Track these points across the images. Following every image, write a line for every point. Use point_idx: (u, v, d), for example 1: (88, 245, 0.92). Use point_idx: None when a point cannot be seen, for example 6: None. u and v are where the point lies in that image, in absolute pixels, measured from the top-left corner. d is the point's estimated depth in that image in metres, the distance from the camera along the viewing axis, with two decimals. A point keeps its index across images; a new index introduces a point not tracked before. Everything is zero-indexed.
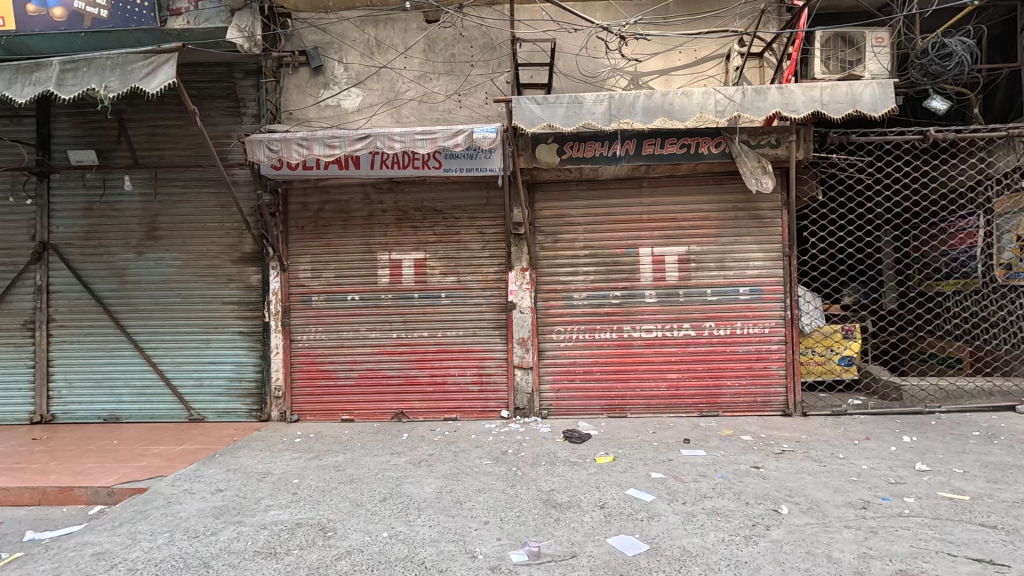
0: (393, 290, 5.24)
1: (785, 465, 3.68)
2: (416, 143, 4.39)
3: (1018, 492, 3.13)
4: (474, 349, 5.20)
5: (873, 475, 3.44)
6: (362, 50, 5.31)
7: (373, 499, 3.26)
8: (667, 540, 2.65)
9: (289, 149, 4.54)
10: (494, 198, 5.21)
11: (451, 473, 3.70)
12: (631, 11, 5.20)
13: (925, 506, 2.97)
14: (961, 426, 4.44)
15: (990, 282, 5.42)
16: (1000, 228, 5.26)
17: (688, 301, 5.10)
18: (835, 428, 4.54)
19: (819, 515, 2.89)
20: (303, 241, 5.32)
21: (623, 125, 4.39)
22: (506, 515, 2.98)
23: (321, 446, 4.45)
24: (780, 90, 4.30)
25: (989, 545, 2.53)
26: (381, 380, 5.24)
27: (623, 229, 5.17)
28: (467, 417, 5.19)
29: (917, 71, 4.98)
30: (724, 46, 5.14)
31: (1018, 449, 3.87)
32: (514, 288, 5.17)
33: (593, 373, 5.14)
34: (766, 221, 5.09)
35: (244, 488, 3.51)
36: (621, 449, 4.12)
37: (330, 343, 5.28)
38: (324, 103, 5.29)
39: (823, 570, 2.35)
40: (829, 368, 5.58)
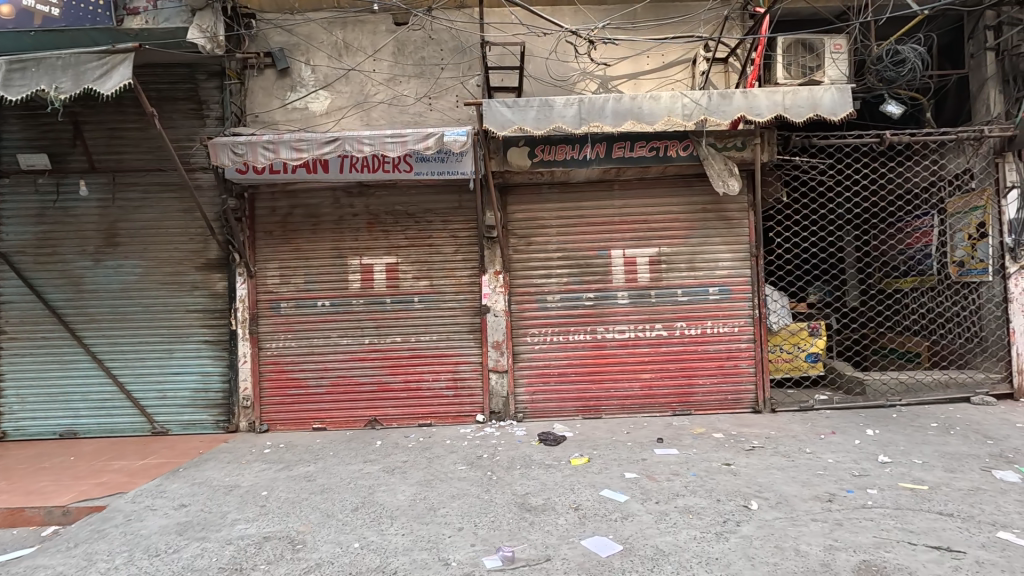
0: (364, 295, 5.17)
1: (755, 461, 3.75)
2: (385, 146, 4.34)
3: (974, 480, 3.26)
4: (448, 354, 5.16)
5: (838, 468, 3.54)
6: (330, 52, 5.24)
7: (345, 509, 3.20)
8: (640, 540, 2.66)
9: (254, 152, 4.43)
10: (466, 201, 5.19)
11: (426, 479, 3.65)
12: (599, 16, 5.27)
13: (887, 497, 3.06)
14: (920, 418, 4.61)
15: (945, 279, 5.63)
16: (952, 227, 5.53)
17: (660, 301, 5.16)
18: (802, 424, 4.65)
19: (787, 508, 2.95)
20: (271, 246, 5.20)
21: (593, 128, 4.43)
22: (480, 521, 2.95)
23: (291, 456, 4.35)
24: (744, 94, 4.41)
25: (947, 532, 2.63)
26: (353, 388, 5.15)
27: (595, 231, 5.21)
28: (442, 423, 5.15)
29: (873, 77, 5.18)
30: (690, 51, 5.25)
31: (973, 439, 4.04)
32: (487, 291, 5.15)
33: (568, 375, 5.16)
34: (733, 222, 5.21)
35: (209, 503, 3.39)
36: (596, 449, 4.14)
37: (300, 350, 5.17)
38: (292, 105, 5.19)
39: (792, 564, 2.39)
40: (796, 365, 5.73)
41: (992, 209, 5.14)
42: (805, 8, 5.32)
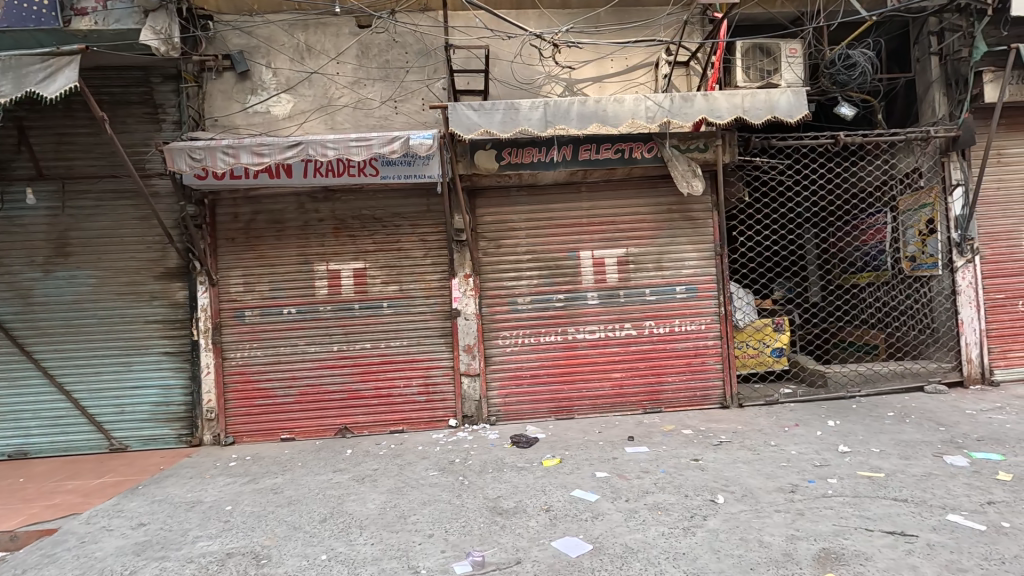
0: (332, 301, 5.08)
1: (722, 455, 3.83)
2: (350, 150, 4.28)
3: (927, 466, 3.39)
4: (420, 359, 5.12)
5: (801, 460, 3.64)
6: (292, 55, 5.15)
7: (313, 521, 3.13)
8: (610, 538, 2.69)
9: (212, 158, 4.30)
10: (434, 205, 5.17)
11: (396, 487, 3.61)
12: (563, 20, 5.32)
13: (846, 485, 3.16)
14: (878, 408, 4.79)
15: (898, 273, 5.90)
16: (904, 224, 5.80)
17: (629, 301, 5.23)
18: (767, 418, 4.77)
19: (752, 501, 3.02)
20: (234, 253, 5.07)
21: (559, 131, 4.47)
22: (450, 527, 2.93)
23: (257, 469, 4.24)
24: (705, 97, 4.51)
25: (901, 517, 2.73)
26: (323, 396, 5.05)
27: (564, 233, 5.24)
28: (415, 429, 5.09)
29: (827, 80, 5.36)
30: (653, 55, 5.34)
31: (927, 426, 4.22)
32: (457, 295, 5.12)
33: (540, 377, 5.18)
34: (698, 222, 5.32)
35: (169, 520, 3.27)
36: (569, 450, 4.16)
37: (266, 359, 5.04)
38: (252, 109, 5.07)
39: (755, 555, 2.45)
40: (762, 360, 5.85)
41: (939, 206, 5.39)
42: (762, 13, 5.48)
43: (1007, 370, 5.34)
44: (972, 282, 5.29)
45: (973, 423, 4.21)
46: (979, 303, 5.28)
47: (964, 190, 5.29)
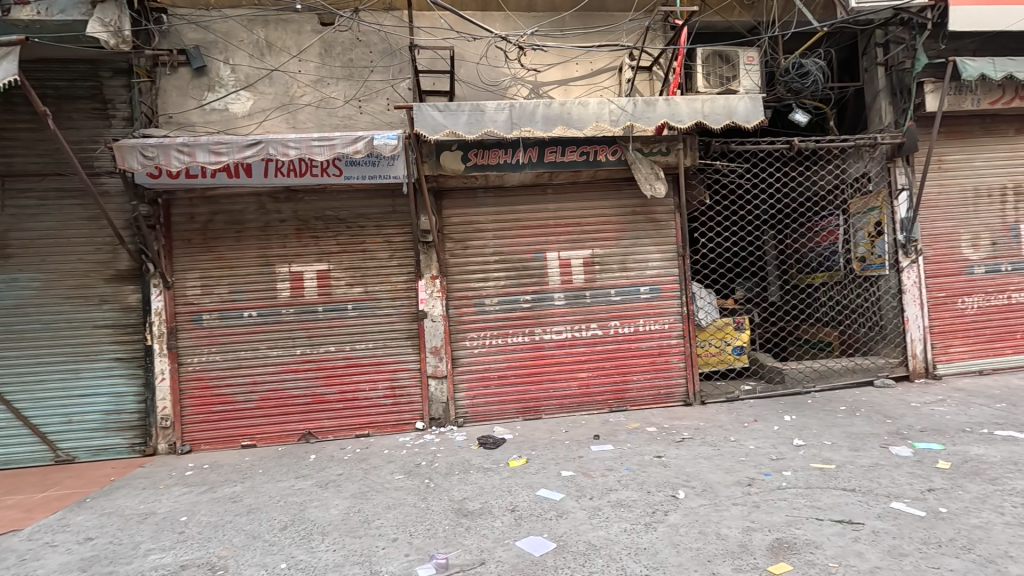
0: (295, 304, 4.96)
1: (684, 451, 3.93)
2: (312, 149, 4.20)
3: (874, 457, 3.56)
4: (386, 362, 5.06)
5: (758, 454, 3.77)
6: (251, 52, 5.02)
7: (273, 529, 3.05)
8: (574, 536, 2.72)
9: (167, 156, 4.15)
10: (400, 206, 5.12)
11: (360, 491, 3.56)
12: (528, 23, 5.36)
13: (800, 477, 3.29)
14: (831, 403, 4.99)
15: (850, 273, 6.18)
16: (855, 226, 6.10)
17: (595, 301, 5.30)
18: (728, 414, 4.91)
19: (712, 495, 3.11)
20: (190, 255, 4.89)
21: (524, 133, 4.50)
22: (415, 530, 2.91)
23: (215, 477, 4.10)
24: (666, 101, 4.62)
25: (849, 506, 2.86)
26: (286, 401, 4.93)
27: (530, 234, 5.27)
28: (381, 432, 5.03)
29: (782, 87, 5.58)
30: (616, 59, 5.44)
31: (875, 419, 4.42)
32: (424, 296, 5.09)
33: (507, 378, 5.19)
34: (661, 224, 5.44)
35: (119, 534, 3.13)
36: (535, 450, 4.19)
37: (225, 364, 4.88)
38: (210, 106, 4.92)
39: (713, 547, 2.52)
40: (724, 358, 6.00)
41: (886, 209, 5.68)
42: (720, 22, 5.65)
43: (949, 364, 5.65)
44: (916, 281, 5.60)
45: (918, 415, 4.44)
46: (923, 302, 5.59)
47: (908, 194, 5.60)
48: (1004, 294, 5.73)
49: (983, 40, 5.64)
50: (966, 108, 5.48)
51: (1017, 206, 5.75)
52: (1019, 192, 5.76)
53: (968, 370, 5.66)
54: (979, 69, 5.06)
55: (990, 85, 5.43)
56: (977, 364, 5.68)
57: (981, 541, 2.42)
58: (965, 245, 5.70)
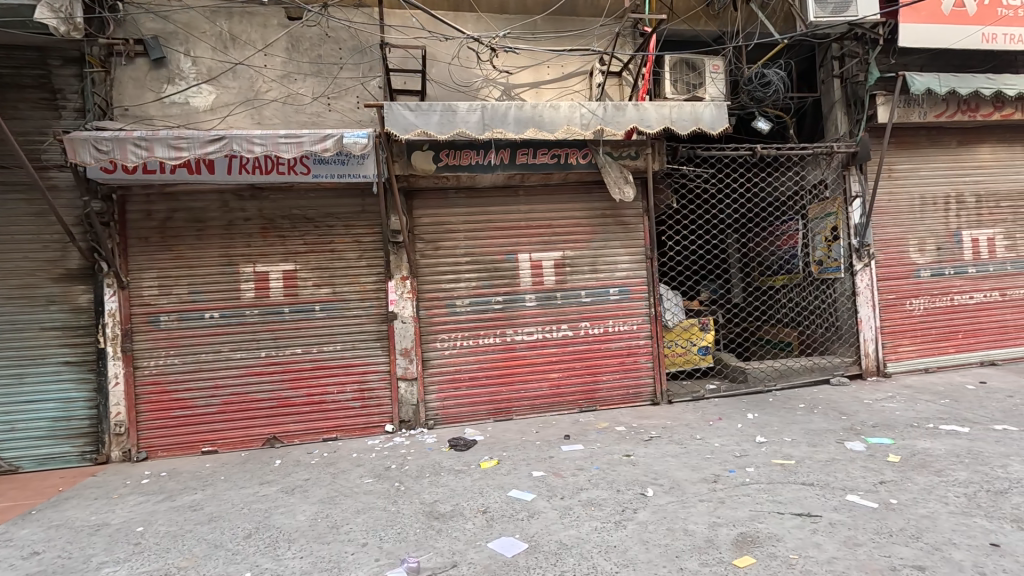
0: (259, 305, 4.82)
1: (652, 450, 4.01)
2: (279, 147, 4.10)
3: (830, 452, 3.73)
4: (355, 364, 4.97)
5: (723, 451, 3.88)
6: (214, 44, 4.86)
7: (236, 537, 2.95)
8: (545, 536, 2.73)
9: (122, 150, 3.96)
10: (370, 206, 5.05)
11: (328, 496, 3.49)
12: (500, 24, 5.38)
13: (762, 473, 3.40)
14: (790, 401, 5.19)
15: (809, 276, 6.42)
16: (813, 230, 6.36)
17: (566, 303, 5.35)
18: (694, 413, 5.04)
19: (679, 492, 3.19)
20: (147, 253, 4.69)
21: (496, 134, 4.51)
22: (385, 534, 2.87)
23: (174, 485, 3.94)
24: (635, 106, 4.71)
25: (808, 500, 2.98)
26: (250, 405, 4.78)
27: (502, 236, 5.28)
28: (350, 436, 4.94)
29: (745, 96, 5.79)
30: (587, 64, 5.51)
31: (831, 416, 4.62)
32: (394, 297, 5.02)
33: (479, 379, 5.18)
34: (630, 227, 5.54)
35: (68, 546, 2.97)
36: (506, 451, 4.19)
37: (186, 368, 4.70)
38: (169, 100, 4.74)
39: (680, 543, 2.58)
40: (689, 358, 6.15)
41: (842, 215, 5.96)
42: (687, 30, 5.81)
43: (898, 362, 5.96)
44: (869, 284, 5.89)
45: (870, 411, 4.67)
46: (875, 303, 5.88)
47: (862, 201, 5.89)
48: (948, 296, 6.07)
49: (929, 57, 5.98)
50: (914, 120, 5.80)
51: (959, 213, 6.11)
52: (961, 201, 6.12)
53: (916, 369, 5.98)
54: (925, 84, 5.36)
55: (935, 99, 5.75)
56: (923, 362, 6.01)
57: (928, 529, 2.56)
58: (913, 250, 6.02)
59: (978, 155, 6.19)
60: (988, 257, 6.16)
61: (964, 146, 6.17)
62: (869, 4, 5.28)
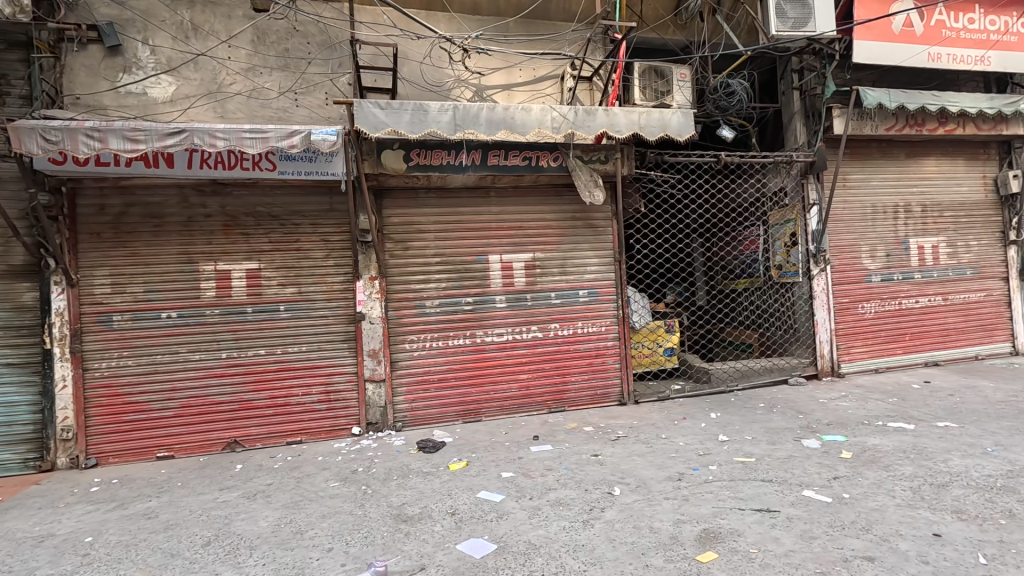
0: (220, 305, 4.66)
1: (620, 450, 4.07)
2: (243, 141, 3.98)
3: (789, 449, 3.87)
4: (321, 365, 4.86)
5: (687, 450, 3.98)
6: (174, 34, 4.69)
7: (194, 546, 2.85)
8: (514, 536, 2.74)
9: (73, 141, 3.76)
10: (338, 204, 4.95)
11: (293, 501, 3.40)
12: (473, 25, 5.37)
13: (724, 471, 3.51)
14: (751, 400, 5.37)
15: (769, 280, 6.66)
16: (773, 236, 6.60)
17: (536, 305, 5.38)
18: (660, 412, 5.15)
19: (645, 491, 3.25)
20: (100, 250, 4.47)
21: (468, 135, 4.51)
22: (352, 538, 2.82)
23: (127, 492, 3.77)
24: (606, 111, 4.78)
25: (767, 495, 3.09)
26: (209, 408, 4.61)
27: (472, 237, 5.28)
28: (315, 439, 4.83)
29: (711, 104, 5.95)
30: (558, 68, 5.57)
31: (789, 414, 4.80)
32: (362, 297, 4.94)
33: (448, 380, 5.15)
34: (599, 230, 5.62)
35: (9, 559, 2.80)
36: (475, 452, 4.18)
37: (139, 370, 4.50)
38: (125, 89, 4.53)
39: (646, 540, 2.63)
40: (655, 359, 6.28)
41: (800, 221, 6.21)
42: (656, 38, 5.95)
43: (851, 362, 6.24)
44: (825, 288, 6.15)
45: (825, 410, 4.88)
46: (830, 306, 6.14)
47: (819, 209, 6.14)
48: (896, 300, 6.40)
49: (881, 73, 6.30)
50: (867, 133, 6.09)
51: (907, 222, 6.46)
52: (909, 210, 6.47)
53: (867, 369, 6.28)
54: (877, 99, 5.65)
55: (886, 113, 6.06)
56: (874, 363, 6.31)
57: (877, 522, 2.70)
58: (865, 256, 6.33)
59: (924, 168, 6.55)
60: (932, 263, 6.53)
61: (912, 158, 6.52)
62: (826, 21, 5.52)
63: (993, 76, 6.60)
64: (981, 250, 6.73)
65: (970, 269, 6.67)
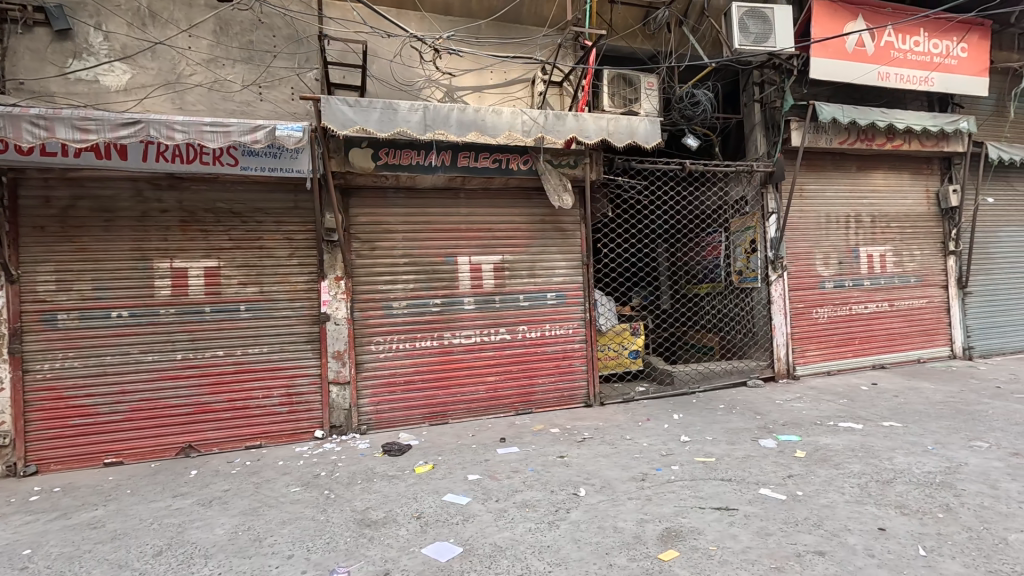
0: (176, 304, 4.48)
1: (585, 451, 4.13)
2: (203, 135, 3.84)
3: (747, 449, 4.01)
4: (283, 367, 4.73)
5: (650, 451, 4.07)
6: (130, 20, 4.49)
7: (144, 556, 2.72)
8: (480, 539, 2.74)
9: (14, 128, 3.53)
10: (302, 202, 4.84)
11: (251, 507, 3.29)
12: (444, 26, 5.36)
13: (686, 471, 3.60)
14: (712, 401, 5.54)
15: (730, 285, 6.89)
16: (734, 242, 6.82)
17: (504, 307, 5.39)
18: (625, 414, 5.25)
19: (610, 491, 3.30)
20: (43, 245, 4.23)
21: (438, 136, 4.48)
22: (313, 545, 2.75)
23: (70, 501, 3.56)
24: (575, 116, 4.84)
25: (726, 494, 3.19)
26: (163, 412, 4.43)
27: (441, 238, 5.25)
28: (275, 443, 4.69)
29: (677, 113, 6.14)
30: (529, 72, 5.61)
31: (747, 415, 4.97)
32: (327, 297, 4.83)
33: (414, 383, 5.10)
34: (568, 233, 5.68)
35: None
36: (442, 455, 4.15)
37: (86, 372, 4.27)
38: (75, 76, 4.31)
39: (610, 540, 2.67)
40: (621, 361, 6.39)
41: (759, 229, 6.44)
42: (625, 46, 6.08)
43: (806, 365, 6.51)
44: (782, 294, 6.39)
45: (781, 410, 5.08)
46: (787, 311, 6.39)
47: (777, 217, 6.39)
48: (847, 306, 6.73)
49: (835, 88, 6.62)
50: (822, 146, 6.37)
51: (858, 231, 6.79)
52: (859, 221, 6.80)
53: (820, 371, 6.56)
54: (831, 114, 5.93)
55: (840, 128, 6.36)
56: (827, 366, 6.61)
57: (828, 517, 2.82)
58: (819, 263, 6.61)
59: (873, 180, 6.91)
60: (880, 271, 6.88)
61: (862, 171, 6.87)
62: (786, 37, 5.75)
63: (935, 96, 7.04)
64: (923, 259, 7.14)
65: (914, 277, 7.07)
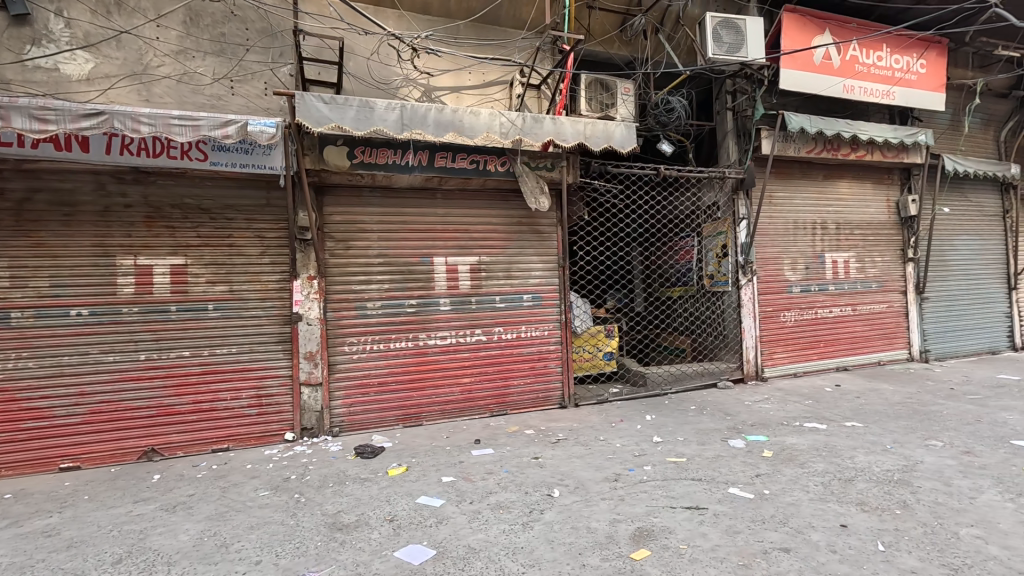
0: (139, 303, 4.32)
1: (560, 452, 4.15)
2: (170, 128, 3.72)
3: (717, 449, 4.10)
4: (252, 368, 4.62)
5: (624, 451, 4.12)
6: (94, 7, 4.32)
7: (102, 565, 2.61)
8: (454, 541, 2.72)
9: None
10: (275, 200, 4.74)
11: (218, 512, 3.20)
12: (422, 25, 5.33)
13: (658, 471, 3.66)
14: (683, 402, 5.64)
15: (701, 288, 7.03)
16: (706, 247, 6.97)
17: (480, 308, 5.38)
18: (598, 415, 5.30)
19: (583, 492, 3.33)
20: None
21: (415, 135, 4.45)
22: (282, 550, 2.69)
23: (22, 508, 3.39)
24: (553, 119, 4.88)
25: (697, 493, 3.25)
26: (124, 415, 4.27)
27: (417, 238, 5.21)
28: (242, 446, 4.57)
29: (651, 119, 6.29)
30: (508, 74, 5.62)
31: (717, 416, 5.08)
32: (299, 297, 4.74)
33: (388, 384, 5.05)
34: (544, 235, 5.71)
35: None
36: (416, 457, 4.12)
37: (42, 373, 4.09)
38: (33, 64, 4.12)
39: (583, 540, 2.70)
40: (595, 363, 6.45)
41: (730, 234, 6.59)
42: (602, 51, 6.15)
43: (773, 367, 6.70)
44: (751, 297, 6.57)
45: (750, 411, 5.20)
46: (755, 314, 6.57)
47: (747, 223, 6.56)
48: (813, 310, 6.95)
49: (803, 99, 6.84)
50: (791, 154, 6.57)
51: (824, 238, 7.02)
52: (825, 227, 7.04)
53: (787, 373, 6.75)
54: (799, 123, 6.12)
55: (807, 137, 6.57)
56: (793, 367, 6.80)
57: (793, 515, 2.91)
58: (787, 268, 6.81)
59: (838, 189, 7.16)
60: (844, 276, 7.13)
61: (828, 180, 7.11)
62: (757, 48, 5.91)
63: (897, 109, 7.33)
64: (884, 265, 7.43)
65: (875, 283, 7.35)
